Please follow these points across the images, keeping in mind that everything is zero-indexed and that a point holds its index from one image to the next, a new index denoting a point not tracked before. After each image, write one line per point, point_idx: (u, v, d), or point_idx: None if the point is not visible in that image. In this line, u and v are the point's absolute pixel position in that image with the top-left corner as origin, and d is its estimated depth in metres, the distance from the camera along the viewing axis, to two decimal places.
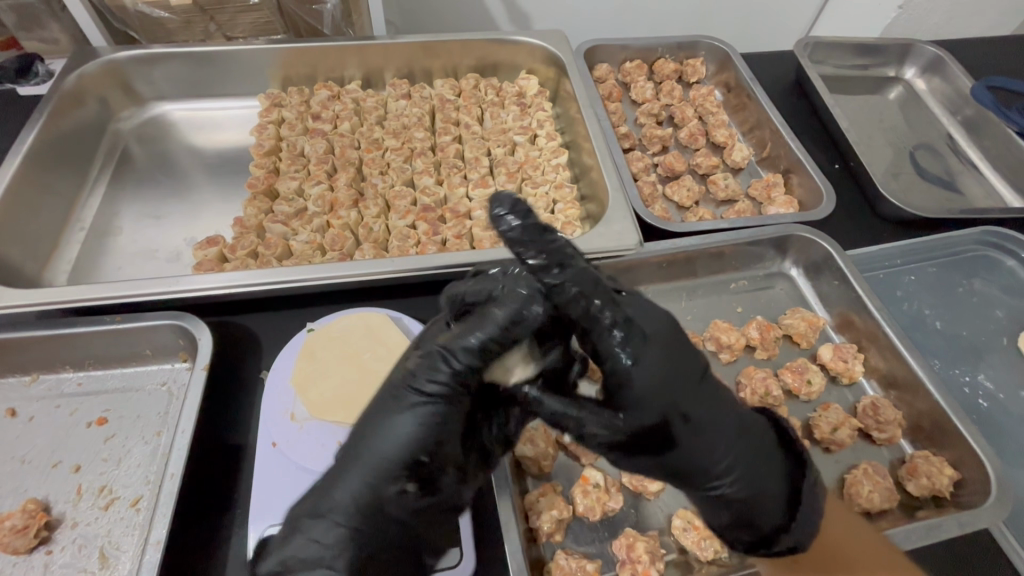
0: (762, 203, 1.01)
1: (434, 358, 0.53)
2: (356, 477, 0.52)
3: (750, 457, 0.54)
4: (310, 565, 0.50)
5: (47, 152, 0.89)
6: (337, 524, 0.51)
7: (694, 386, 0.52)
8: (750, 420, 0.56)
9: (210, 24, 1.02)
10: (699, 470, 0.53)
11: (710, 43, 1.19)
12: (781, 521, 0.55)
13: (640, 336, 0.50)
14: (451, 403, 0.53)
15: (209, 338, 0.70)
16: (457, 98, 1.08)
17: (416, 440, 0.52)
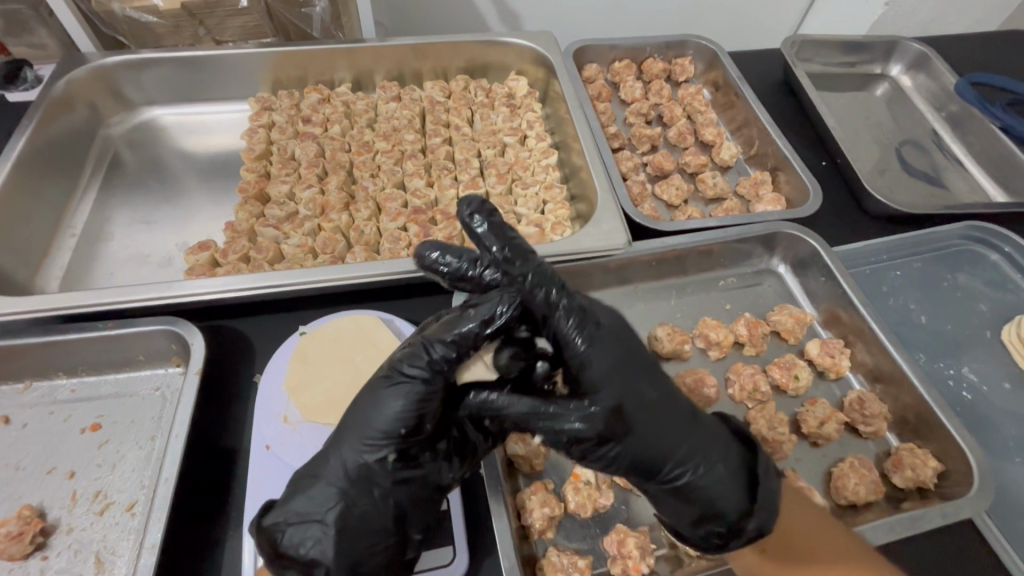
0: (750, 201, 1.02)
1: (418, 344, 0.54)
2: (348, 445, 0.54)
3: (705, 445, 0.56)
4: (304, 519, 0.53)
5: (36, 159, 0.89)
6: (333, 482, 0.53)
7: (647, 371, 0.56)
8: (704, 416, 0.59)
9: (199, 28, 1.02)
10: (660, 458, 0.54)
11: (697, 42, 1.20)
12: (738, 509, 0.55)
13: (593, 324, 0.54)
14: (433, 385, 0.53)
15: (202, 343, 0.70)
16: (447, 100, 1.08)
17: (400, 416, 0.52)
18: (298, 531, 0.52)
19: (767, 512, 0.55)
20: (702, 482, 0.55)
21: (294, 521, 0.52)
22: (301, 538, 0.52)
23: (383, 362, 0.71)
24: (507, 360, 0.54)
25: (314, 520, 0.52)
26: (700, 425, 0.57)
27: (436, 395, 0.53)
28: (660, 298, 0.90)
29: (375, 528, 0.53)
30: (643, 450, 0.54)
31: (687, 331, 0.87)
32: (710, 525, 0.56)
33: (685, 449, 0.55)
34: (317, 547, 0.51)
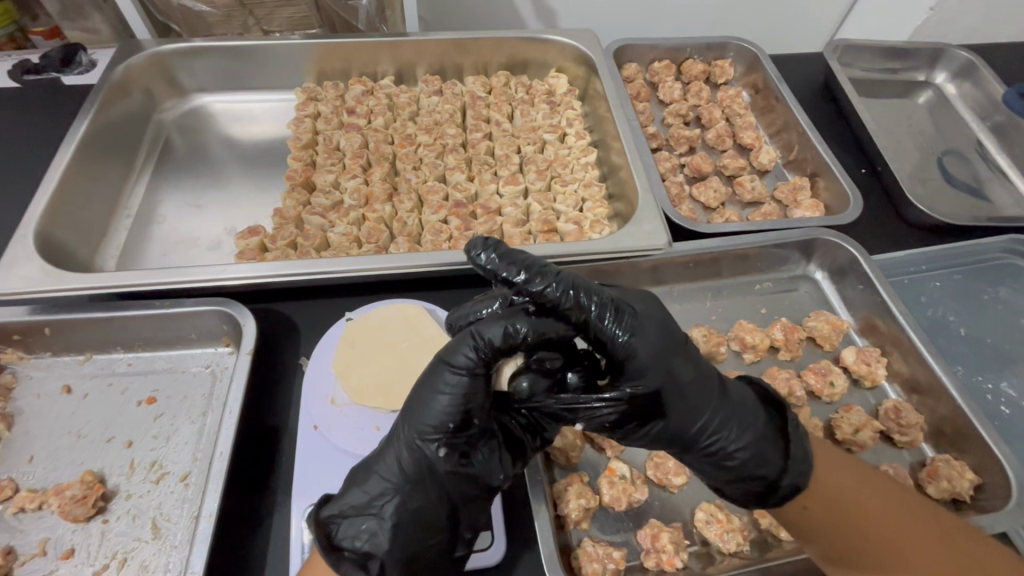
0: (788, 206, 1.01)
1: (461, 344, 0.53)
2: (401, 438, 0.56)
3: (739, 416, 0.58)
4: (360, 511, 0.55)
5: (97, 142, 0.92)
6: (387, 477, 0.56)
7: (683, 353, 0.56)
8: (734, 386, 0.60)
9: (249, 18, 1.06)
10: (694, 433, 0.57)
11: (739, 45, 1.20)
12: (776, 471, 0.58)
13: (630, 314, 0.54)
14: (476, 380, 0.53)
15: (253, 324, 0.73)
16: (487, 95, 1.09)
17: (448, 410, 0.53)
18: (352, 525, 0.54)
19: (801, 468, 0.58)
20: (745, 456, 0.57)
21: (350, 513, 0.55)
22: (354, 530, 0.54)
23: (428, 351, 0.73)
24: (527, 387, 0.54)
25: (370, 514, 0.55)
26: (731, 399, 0.58)
27: (480, 392, 0.54)
28: (696, 299, 0.91)
29: (427, 520, 0.55)
30: (677, 427, 0.56)
31: (722, 333, 0.87)
32: (747, 485, 0.59)
33: (719, 421, 0.57)
34: (369, 538, 0.54)
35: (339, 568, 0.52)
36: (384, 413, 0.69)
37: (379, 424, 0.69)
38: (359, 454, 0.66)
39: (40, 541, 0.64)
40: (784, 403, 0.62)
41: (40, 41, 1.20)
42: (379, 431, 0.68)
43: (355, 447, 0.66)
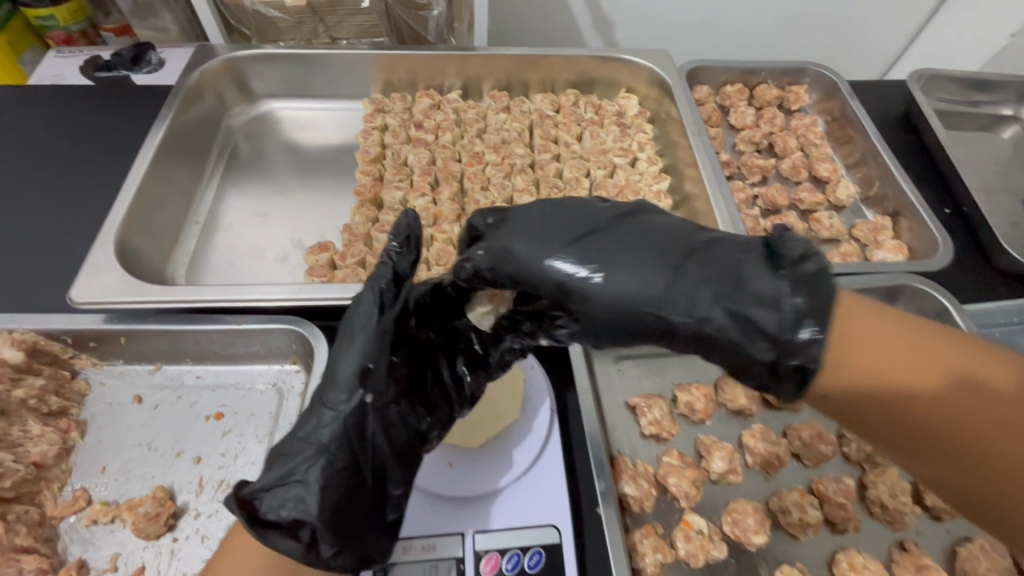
0: (868, 245, 0.96)
1: (363, 297, 0.57)
2: (319, 399, 0.55)
3: (708, 282, 0.47)
4: (282, 482, 0.53)
5: (172, 147, 0.93)
6: (305, 443, 0.54)
7: (570, 234, 0.53)
8: (722, 271, 0.48)
9: (319, 25, 1.05)
10: (656, 325, 0.49)
11: (817, 71, 1.15)
12: (771, 319, 0.44)
13: (499, 235, 0.56)
14: (381, 322, 0.56)
15: (325, 348, 0.72)
16: (556, 113, 1.07)
17: (360, 358, 0.55)
18: (275, 496, 0.52)
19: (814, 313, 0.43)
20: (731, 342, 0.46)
21: (274, 484, 0.53)
22: (280, 498, 0.52)
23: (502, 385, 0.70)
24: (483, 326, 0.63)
25: (294, 481, 0.53)
26: (679, 265, 0.49)
27: (381, 336, 0.56)
28: None
29: (352, 479, 0.54)
30: (611, 304, 0.49)
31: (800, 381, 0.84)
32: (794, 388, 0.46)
33: (681, 291, 0.48)
34: (293, 508, 0.52)
35: (265, 537, 0.51)
36: (458, 450, 0.67)
37: (452, 460, 0.66)
38: (431, 491, 0.64)
39: (111, 556, 0.64)
40: (782, 236, 0.47)
41: (110, 38, 1.21)
42: (452, 468, 0.65)
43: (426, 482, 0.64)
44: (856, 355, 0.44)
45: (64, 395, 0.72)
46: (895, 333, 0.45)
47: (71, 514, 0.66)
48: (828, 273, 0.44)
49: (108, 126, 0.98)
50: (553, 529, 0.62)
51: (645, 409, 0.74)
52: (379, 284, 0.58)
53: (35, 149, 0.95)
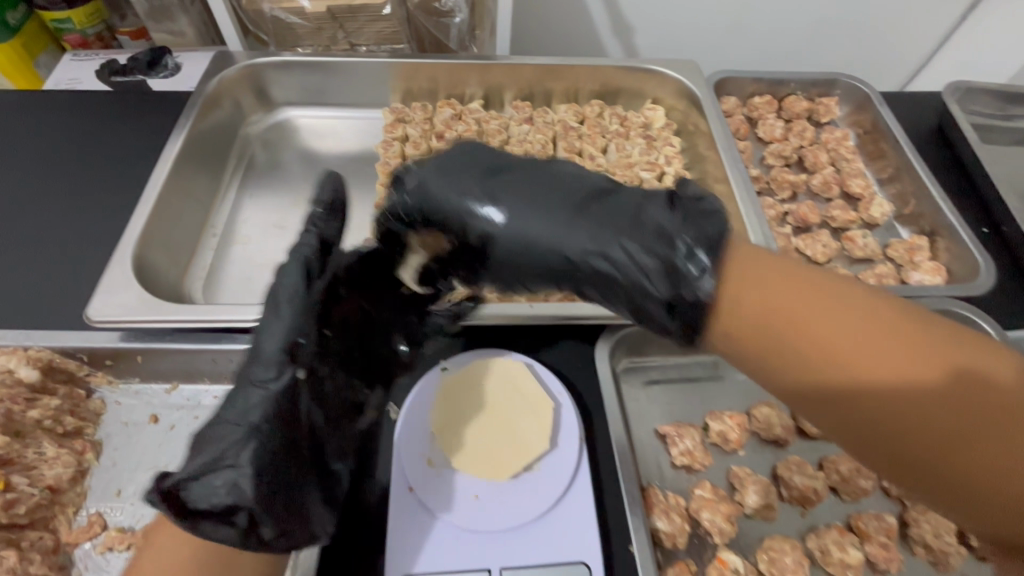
0: (904, 266, 0.93)
1: (289, 274, 0.56)
2: (248, 379, 0.53)
3: (596, 222, 0.51)
4: (212, 469, 0.49)
5: (191, 158, 0.92)
6: (237, 424, 0.51)
7: (472, 172, 0.58)
8: (609, 208, 0.52)
9: (339, 32, 1.02)
10: (551, 262, 0.53)
11: (848, 83, 1.12)
12: (665, 254, 0.47)
13: (415, 178, 0.60)
14: (311, 295, 0.56)
15: None
16: (580, 124, 1.04)
17: (290, 338, 0.54)
18: (203, 486, 0.48)
19: (697, 243, 0.46)
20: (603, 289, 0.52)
21: (200, 472, 0.49)
22: (216, 480, 0.49)
23: (532, 414, 0.66)
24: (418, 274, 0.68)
25: (224, 467, 0.49)
26: (576, 207, 0.53)
27: (310, 315, 0.55)
28: None
29: (290, 454, 0.53)
30: (514, 244, 0.54)
31: None
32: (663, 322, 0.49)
33: (588, 231, 0.51)
34: (227, 491, 0.48)
35: (198, 528, 0.47)
36: (485, 484, 0.64)
37: (478, 493, 0.63)
38: (457, 525, 0.61)
39: None
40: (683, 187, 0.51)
41: (126, 41, 1.18)
42: (478, 501, 0.63)
43: (452, 516, 0.61)
44: (759, 302, 0.43)
45: (80, 415, 0.70)
46: (810, 295, 0.42)
47: (86, 540, 0.64)
48: (717, 211, 0.48)
49: (126, 134, 0.97)
50: (583, 567, 0.60)
51: (675, 439, 0.72)
52: (303, 256, 0.57)
53: (51, 157, 0.93)
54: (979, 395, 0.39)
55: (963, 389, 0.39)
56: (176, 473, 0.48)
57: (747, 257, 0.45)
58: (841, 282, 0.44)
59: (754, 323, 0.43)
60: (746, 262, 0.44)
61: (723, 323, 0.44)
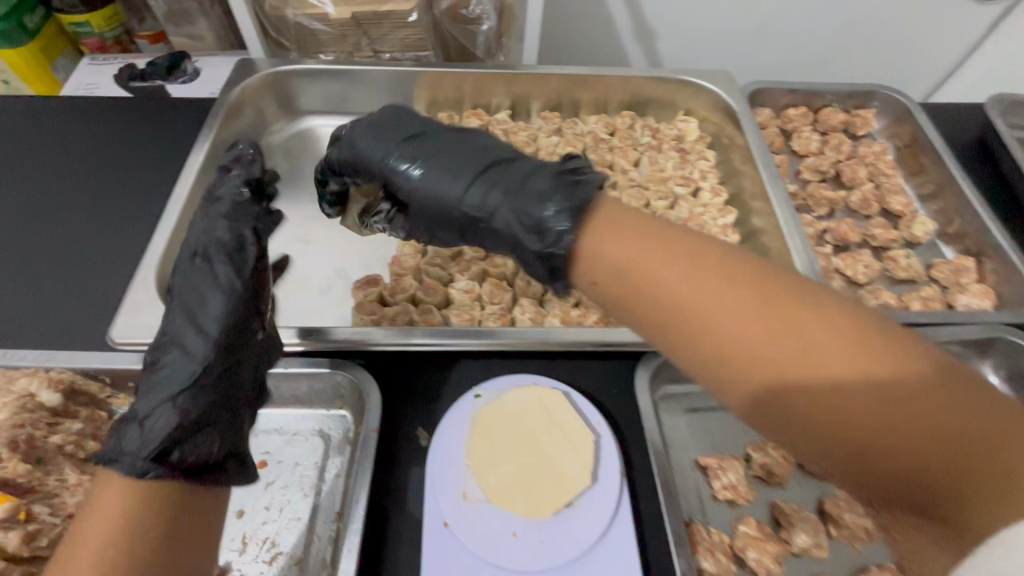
0: (950, 288, 0.89)
1: (225, 235, 0.61)
2: (190, 325, 0.56)
3: (491, 183, 0.60)
4: (173, 425, 0.51)
5: (214, 169, 0.89)
6: (189, 367, 0.54)
7: (393, 131, 0.69)
8: (496, 164, 0.62)
9: (363, 39, 0.97)
10: (450, 207, 0.62)
11: (887, 95, 1.08)
12: (538, 210, 0.55)
13: (347, 139, 0.71)
14: (241, 244, 0.61)
15: (378, 397, 0.68)
16: (611, 136, 1.01)
17: (226, 289, 0.58)
18: (182, 441, 0.50)
19: (564, 208, 0.53)
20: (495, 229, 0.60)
21: (166, 430, 0.50)
22: (157, 426, 0.50)
23: (571, 448, 0.64)
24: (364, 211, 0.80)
25: (190, 419, 0.52)
26: (479, 168, 0.62)
27: (255, 274, 0.61)
28: None
29: (240, 395, 0.57)
30: (422, 194, 0.63)
31: None
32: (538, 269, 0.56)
33: (473, 179, 0.61)
34: (208, 441, 0.52)
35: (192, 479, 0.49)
36: (523, 521, 0.61)
37: (516, 531, 0.60)
38: (495, 564, 0.59)
39: None
40: (578, 163, 0.60)
41: (144, 45, 1.14)
42: (516, 539, 0.60)
43: (489, 554, 0.59)
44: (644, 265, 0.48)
45: (102, 439, 0.68)
46: (705, 272, 0.46)
47: None
48: (588, 181, 0.56)
49: (147, 143, 0.95)
50: None
51: (718, 471, 0.69)
52: (243, 224, 0.63)
53: (71, 167, 0.91)
54: (853, 366, 0.41)
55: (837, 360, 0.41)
56: (127, 442, 0.48)
57: (609, 215, 0.53)
58: (731, 258, 0.47)
59: (638, 292, 0.48)
60: (616, 224, 0.52)
61: (582, 266, 0.52)
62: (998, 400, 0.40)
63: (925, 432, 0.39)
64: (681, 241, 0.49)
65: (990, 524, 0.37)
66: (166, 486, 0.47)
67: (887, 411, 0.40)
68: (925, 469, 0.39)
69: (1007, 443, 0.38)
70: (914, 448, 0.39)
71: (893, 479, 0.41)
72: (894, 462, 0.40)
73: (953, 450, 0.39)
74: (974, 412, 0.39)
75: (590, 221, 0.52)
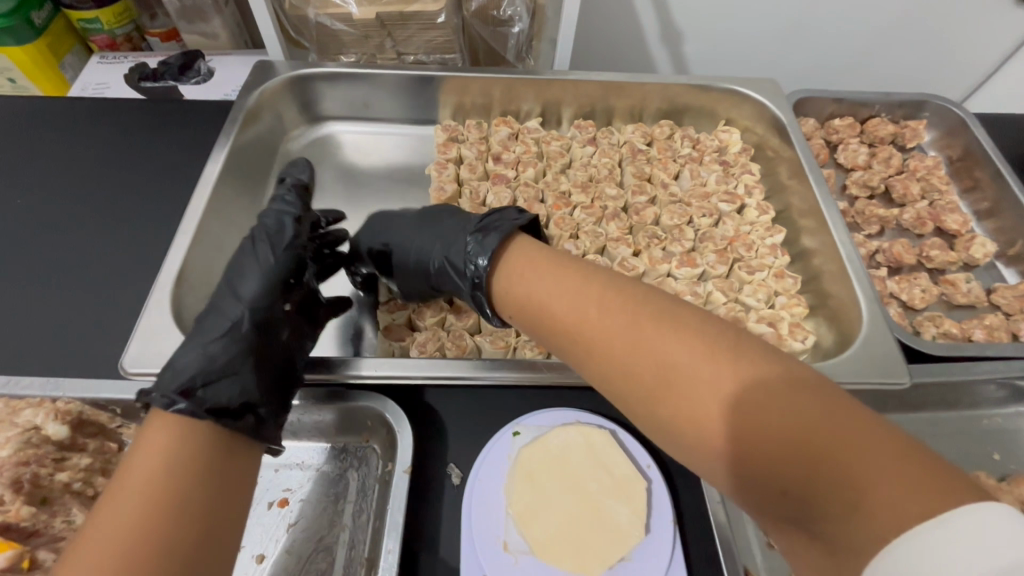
0: (1015, 315, 0.84)
1: (273, 222, 0.70)
2: (229, 291, 0.62)
3: (436, 240, 0.70)
4: (210, 371, 0.53)
5: (232, 179, 0.84)
6: (222, 324, 0.58)
7: (375, 220, 0.78)
8: (444, 227, 0.71)
9: (387, 40, 0.91)
10: (414, 271, 0.71)
11: (939, 105, 1.02)
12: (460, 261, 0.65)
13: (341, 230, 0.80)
14: (284, 235, 0.69)
15: (409, 435, 0.62)
16: (649, 147, 0.96)
17: (269, 267, 0.65)
18: (215, 389, 0.52)
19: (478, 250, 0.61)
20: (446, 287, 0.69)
21: (201, 375, 0.53)
22: (186, 368, 0.53)
23: (621, 495, 0.59)
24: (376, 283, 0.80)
25: (228, 373, 0.54)
26: (429, 231, 0.71)
27: (292, 254, 0.68)
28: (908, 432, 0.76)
29: (272, 359, 0.60)
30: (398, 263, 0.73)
31: None
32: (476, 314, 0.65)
33: (424, 245, 0.70)
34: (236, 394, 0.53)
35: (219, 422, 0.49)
36: None
37: None
38: None
39: None
40: (493, 216, 0.66)
41: (155, 43, 1.08)
42: None
43: None
44: (539, 290, 0.54)
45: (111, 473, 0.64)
46: (591, 292, 0.50)
47: None
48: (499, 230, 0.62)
49: (159, 149, 0.89)
50: None
51: None
52: (288, 214, 0.71)
53: (79, 174, 0.86)
54: (711, 379, 0.41)
55: (696, 375, 0.41)
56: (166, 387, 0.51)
57: (523, 257, 0.58)
58: (615, 284, 0.50)
59: (539, 316, 0.53)
60: (526, 265, 0.57)
61: (500, 305, 0.59)
62: (872, 418, 0.38)
63: (788, 440, 0.37)
64: (579, 271, 0.53)
65: (866, 546, 0.33)
66: (199, 424, 0.48)
67: (753, 419, 0.39)
68: (784, 478, 0.37)
69: (870, 456, 0.35)
70: (785, 465, 0.37)
71: (778, 500, 0.38)
72: (771, 480, 0.38)
73: (823, 469, 0.36)
74: (848, 430, 0.36)
75: (504, 258, 0.60)
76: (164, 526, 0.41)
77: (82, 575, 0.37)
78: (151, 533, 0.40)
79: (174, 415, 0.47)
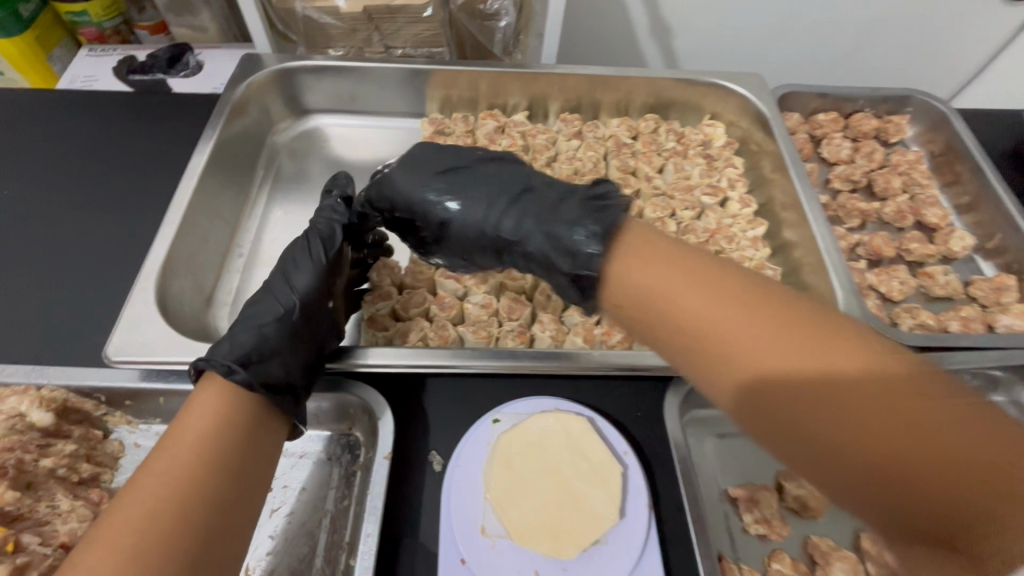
0: (990, 307, 0.85)
1: (325, 225, 0.71)
2: (283, 278, 0.65)
3: (522, 211, 0.65)
4: (261, 351, 0.57)
5: (218, 172, 0.85)
6: (275, 308, 0.62)
7: (432, 165, 0.72)
8: (528, 194, 0.66)
9: (374, 33, 0.92)
10: (489, 237, 0.66)
11: (922, 100, 1.02)
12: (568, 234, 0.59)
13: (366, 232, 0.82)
14: (333, 235, 0.71)
15: (389, 422, 0.64)
16: (634, 141, 0.97)
17: (320, 260, 0.67)
18: (263, 366, 0.56)
19: (593, 230, 0.56)
20: (525, 256, 0.65)
21: (252, 351, 0.57)
22: (242, 343, 0.57)
23: (598, 480, 0.60)
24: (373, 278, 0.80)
25: (276, 353, 0.58)
26: (513, 197, 0.66)
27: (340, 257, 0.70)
28: None
29: (316, 341, 0.63)
30: (464, 224, 0.67)
31: None
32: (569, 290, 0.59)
33: (510, 211, 0.65)
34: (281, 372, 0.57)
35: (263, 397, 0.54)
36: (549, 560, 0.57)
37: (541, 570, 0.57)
38: None
39: None
40: (604, 191, 0.62)
41: (144, 36, 1.08)
42: None
43: None
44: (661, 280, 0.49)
45: (96, 460, 0.65)
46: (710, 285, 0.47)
47: None
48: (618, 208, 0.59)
49: (147, 140, 0.90)
50: None
51: (749, 504, 0.65)
52: (338, 222, 0.73)
53: (65, 165, 0.86)
54: (858, 382, 0.40)
55: (848, 378, 0.41)
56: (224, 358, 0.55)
57: (629, 241, 0.54)
58: (731, 276, 0.47)
59: (654, 309, 0.49)
60: (640, 250, 0.52)
61: (609, 289, 0.53)
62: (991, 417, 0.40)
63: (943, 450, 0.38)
64: (690, 260, 0.49)
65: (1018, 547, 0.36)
66: (249, 396, 0.54)
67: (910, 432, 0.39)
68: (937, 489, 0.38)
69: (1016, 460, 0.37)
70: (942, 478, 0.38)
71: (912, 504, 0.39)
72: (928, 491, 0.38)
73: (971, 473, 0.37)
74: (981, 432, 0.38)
75: (620, 237, 0.55)
76: (213, 480, 0.47)
77: (141, 507, 0.43)
78: (203, 482, 0.46)
79: (231, 385, 0.54)
